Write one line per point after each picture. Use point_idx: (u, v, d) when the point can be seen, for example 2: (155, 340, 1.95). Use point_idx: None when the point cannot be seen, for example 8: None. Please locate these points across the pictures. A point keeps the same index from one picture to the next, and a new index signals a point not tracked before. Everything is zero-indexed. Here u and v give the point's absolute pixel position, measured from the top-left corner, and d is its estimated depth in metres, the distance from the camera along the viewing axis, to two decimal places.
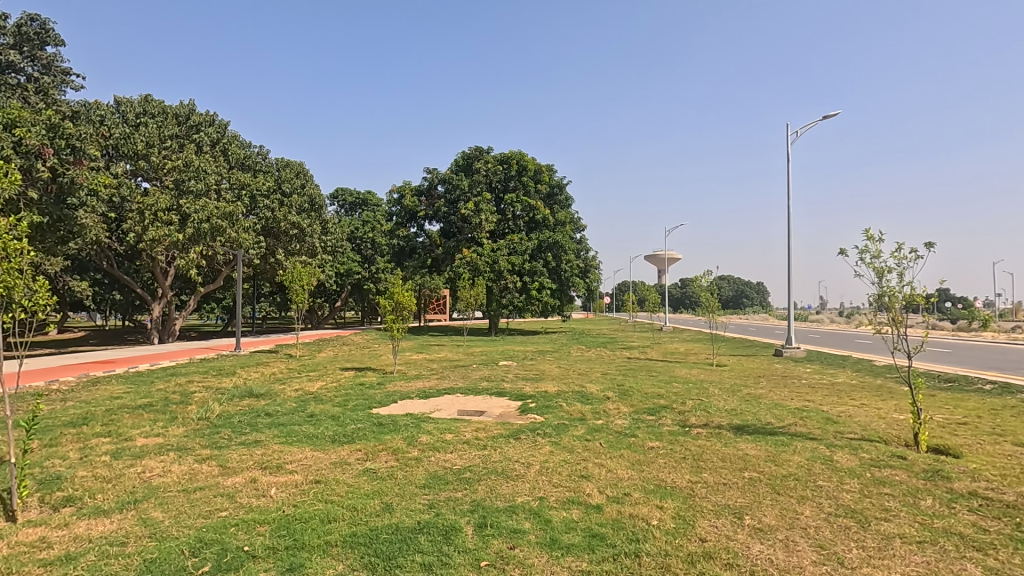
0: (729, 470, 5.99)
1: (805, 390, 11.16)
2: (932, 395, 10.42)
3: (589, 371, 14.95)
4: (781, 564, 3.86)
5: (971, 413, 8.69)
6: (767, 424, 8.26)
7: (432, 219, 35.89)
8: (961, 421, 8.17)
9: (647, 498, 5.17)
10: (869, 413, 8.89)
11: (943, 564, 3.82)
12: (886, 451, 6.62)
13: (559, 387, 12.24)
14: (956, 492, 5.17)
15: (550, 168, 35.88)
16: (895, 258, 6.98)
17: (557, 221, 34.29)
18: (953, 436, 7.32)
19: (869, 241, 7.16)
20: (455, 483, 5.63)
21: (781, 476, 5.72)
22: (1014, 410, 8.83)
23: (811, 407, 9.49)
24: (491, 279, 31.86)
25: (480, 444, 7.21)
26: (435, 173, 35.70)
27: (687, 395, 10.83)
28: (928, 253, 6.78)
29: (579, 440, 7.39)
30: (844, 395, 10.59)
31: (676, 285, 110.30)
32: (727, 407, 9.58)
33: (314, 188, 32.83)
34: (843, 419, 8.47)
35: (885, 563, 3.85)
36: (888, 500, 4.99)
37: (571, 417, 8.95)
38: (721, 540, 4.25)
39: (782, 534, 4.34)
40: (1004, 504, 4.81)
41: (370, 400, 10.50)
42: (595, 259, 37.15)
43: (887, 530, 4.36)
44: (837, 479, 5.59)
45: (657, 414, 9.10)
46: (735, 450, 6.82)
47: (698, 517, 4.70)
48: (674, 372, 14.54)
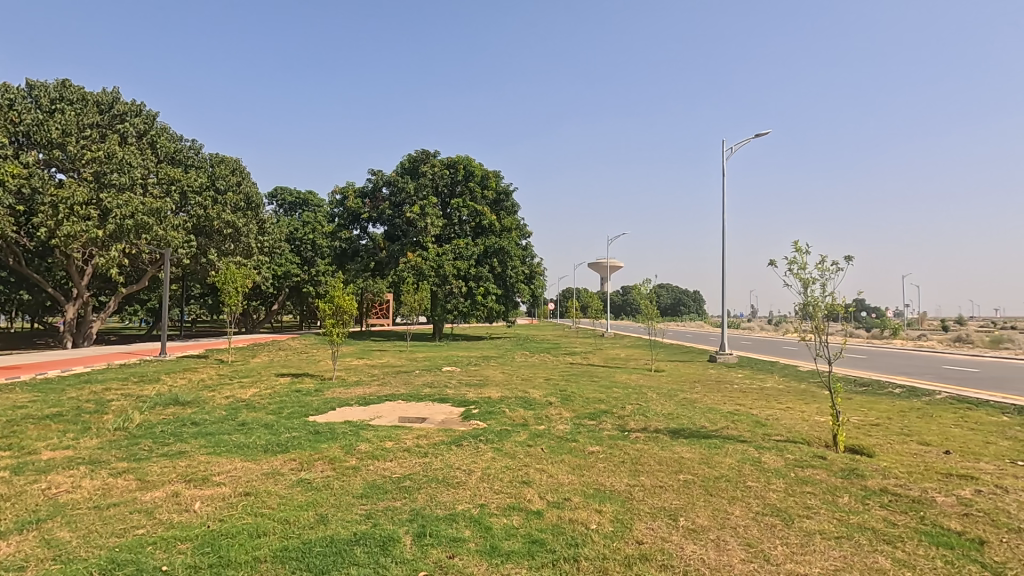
0: (665, 472, 6.19)
1: (737, 395, 11.73)
2: (849, 399, 11.19)
3: (535, 377, 14.97)
4: (712, 564, 4.00)
5: (883, 415, 9.40)
6: (701, 427, 8.61)
7: (376, 222, 35.30)
8: (874, 423, 8.81)
9: (586, 502, 5.24)
10: (794, 416, 9.42)
11: (857, 557, 4.06)
12: (809, 451, 7.02)
13: (502, 392, 12.25)
14: (870, 488, 5.54)
15: (498, 174, 36.17)
16: (819, 269, 7.44)
17: (502, 227, 34.50)
18: (867, 436, 7.89)
19: (797, 253, 7.60)
20: (394, 491, 5.51)
21: (714, 478, 5.95)
22: (919, 412, 9.61)
23: (741, 410, 9.97)
24: (436, 283, 31.57)
25: (421, 451, 7.09)
26: (381, 175, 35.18)
27: (627, 400, 11.11)
28: (848, 265, 7.28)
29: (521, 446, 7.41)
30: (772, 399, 11.20)
31: (617, 294, 113.49)
32: (664, 411, 9.89)
33: (251, 186, 31.44)
34: (770, 422, 8.94)
35: (807, 558, 4.07)
36: (810, 498, 5.29)
37: (514, 423, 8.98)
38: (656, 542, 4.35)
39: (713, 534, 4.50)
40: (910, 499, 5.21)
41: (307, 408, 10.12)
42: (541, 266, 37.32)
43: (809, 526, 4.62)
44: (764, 479, 5.88)
45: (598, 418, 9.28)
46: (671, 452, 7.05)
47: (634, 519, 4.81)
48: (615, 378, 14.83)
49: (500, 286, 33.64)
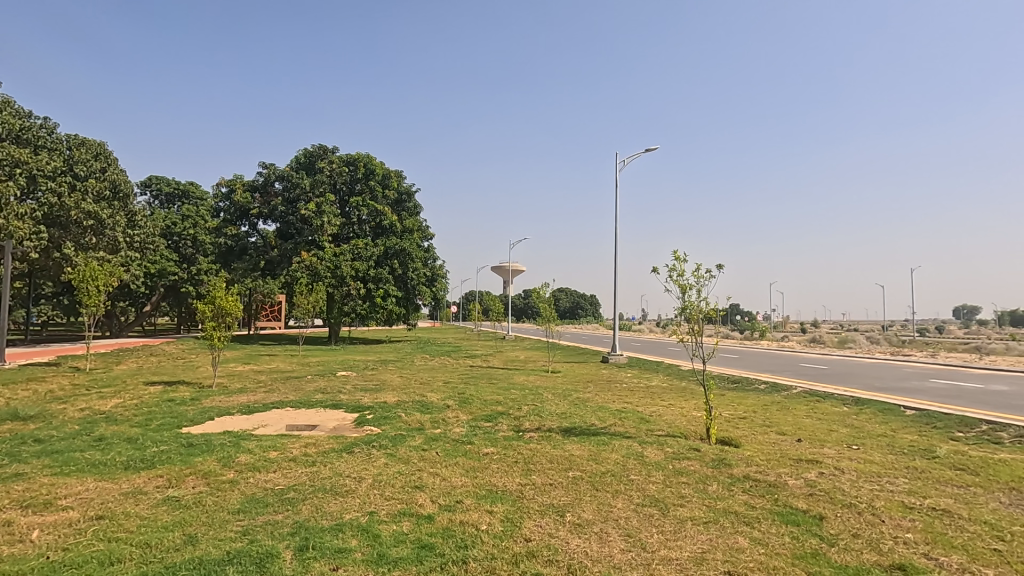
0: (555, 470, 6.40)
1: (625, 393, 12.41)
2: (721, 394, 12.29)
3: (433, 381, 14.79)
4: (594, 555, 4.19)
5: (749, 409, 10.42)
6: (591, 425, 9.01)
7: (267, 218, 33.19)
8: (742, 416, 9.74)
9: (478, 504, 5.27)
10: (674, 411, 10.17)
11: (721, 539, 4.46)
12: (685, 444, 7.60)
13: (399, 396, 12.02)
14: (735, 476, 6.10)
15: (400, 174, 35.50)
16: (695, 276, 8.12)
17: (404, 228, 33.86)
18: (735, 428, 8.71)
19: (676, 261, 8.22)
20: (276, 504, 5.20)
21: (600, 473, 6.26)
22: (779, 405, 10.78)
23: (628, 408, 10.56)
24: (332, 284, 30.26)
25: (308, 460, 6.74)
26: (273, 169, 33.13)
27: (523, 401, 11.35)
28: (719, 273, 8.02)
29: (416, 450, 7.31)
30: (656, 397, 11.99)
31: (519, 297, 115.71)
32: (558, 411, 10.23)
33: (118, 173, 28.23)
34: (653, 418, 9.57)
35: (678, 543, 4.40)
36: (684, 488, 5.72)
37: (410, 427, 8.84)
38: (544, 539, 4.48)
39: (597, 527, 4.72)
40: (768, 483, 5.81)
41: (180, 419, 9.24)
42: (443, 268, 37.05)
43: (682, 514, 4.99)
44: (645, 472, 6.28)
45: (494, 420, 9.38)
46: (562, 451, 7.30)
47: (524, 517, 4.92)
48: (512, 379, 15.05)
49: (400, 288, 32.92)
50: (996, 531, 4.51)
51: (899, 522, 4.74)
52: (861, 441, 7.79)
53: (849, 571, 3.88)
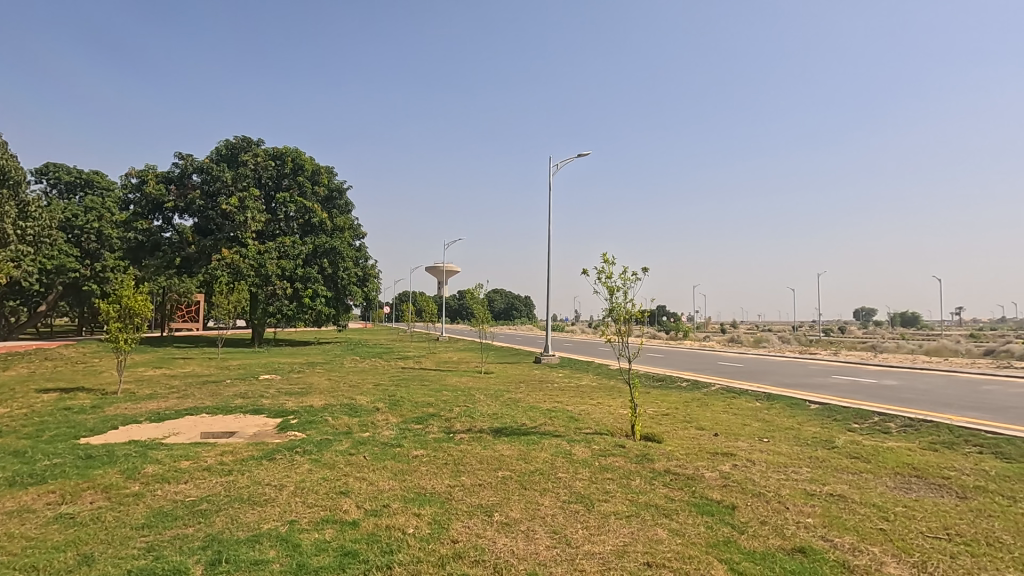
0: (484, 470, 6.42)
1: (556, 393, 12.62)
2: (647, 392, 12.79)
3: (362, 383, 14.40)
4: (520, 553, 4.24)
5: (672, 405, 10.90)
6: (522, 425, 9.10)
7: (183, 212, 31.13)
8: (665, 412, 10.19)
9: (405, 507, 5.19)
10: (602, 409, 10.48)
11: (642, 532, 4.63)
12: (611, 441, 7.85)
13: (326, 400, 11.62)
14: (657, 470, 6.36)
15: (330, 170, 34.35)
16: (622, 279, 8.41)
17: (334, 226, 32.78)
18: (658, 425, 9.09)
19: (605, 264, 8.48)
20: (187, 516, 4.88)
21: (528, 472, 6.34)
22: (699, 402, 11.35)
23: (558, 407, 10.76)
24: (256, 284, 28.83)
25: (225, 469, 6.38)
26: (190, 160, 31.11)
27: (454, 403, 11.29)
28: (644, 275, 8.35)
29: (342, 455, 7.10)
30: (585, 395, 12.29)
31: (454, 298, 115.01)
32: (489, 411, 10.27)
33: (8, 160, 25.52)
34: (582, 416, 9.81)
35: (601, 538, 4.52)
36: (609, 484, 5.91)
37: (336, 431, 8.57)
38: (471, 539, 4.48)
39: (524, 525, 4.77)
40: (686, 476, 6.10)
41: (78, 429, 8.47)
42: (376, 268, 36.19)
43: (606, 509, 5.15)
44: (572, 470, 6.42)
45: (425, 422, 9.27)
46: (493, 451, 7.33)
47: (452, 519, 4.90)
48: (445, 381, 14.92)
49: (330, 288, 31.84)
50: (883, 513, 4.97)
51: (800, 508, 5.13)
52: (770, 434, 8.35)
53: (756, 555, 4.14)
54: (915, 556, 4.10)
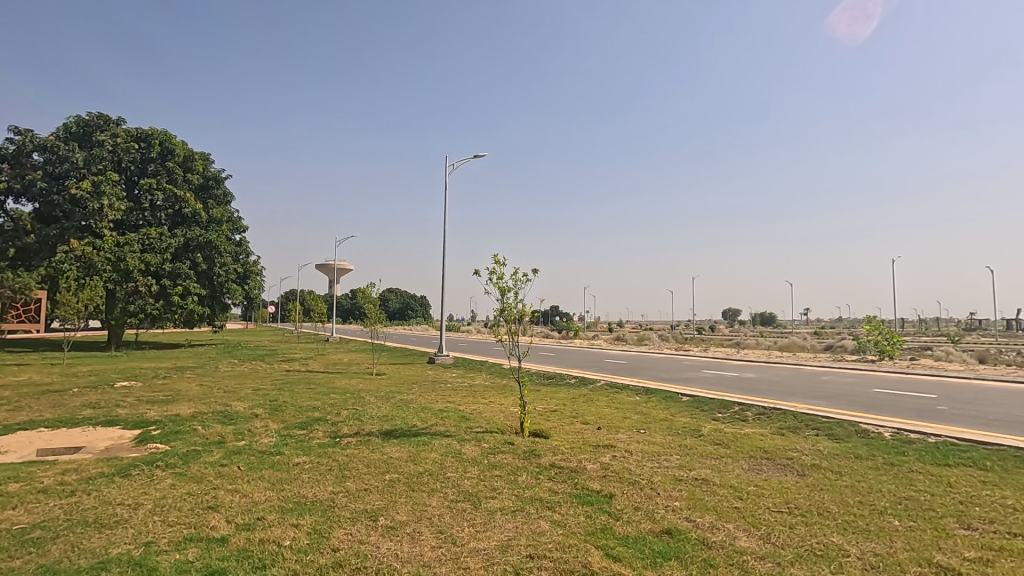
0: (371, 474, 6.24)
1: (449, 393, 12.60)
2: (537, 390, 13.17)
3: (239, 388, 13.32)
4: (404, 556, 4.18)
5: (561, 402, 11.33)
6: (412, 426, 8.96)
7: (20, 196, 26.91)
8: (553, 409, 10.56)
9: (283, 518, 4.90)
10: (494, 408, 10.62)
11: (526, 526, 4.77)
12: (501, 439, 7.99)
13: (197, 407, 10.64)
14: (543, 465, 6.59)
15: (205, 156, 31.49)
16: (513, 280, 8.65)
17: (210, 218, 30.09)
18: (547, 421, 9.40)
19: (496, 265, 8.67)
20: (14, 548, 4.23)
21: (417, 474, 6.26)
22: (585, 398, 11.92)
23: (450, 407, 10.74)
24: (113, 280, 25.59)
25: (67, 490, 5.61)
26: (30, 136, 26.97)
27: (342, 406, 10.86)
28: (534, 276, 8.66)
29: (213, 466, 6.54)
30: (478, 395, 12.39)
31: (346, 297, 110.43)
32: (379, 414, 9.99)
33: None
34: (474, 415, 9.88)
35: (486, 535, 4.59)
36: (497, 481, 6.00)
37: (207, 441, 7.88)
38: (352, 546, 4.34)
39: (409, 528, 4.71)
40: (570, 469, 6.37)
41: None
42: (258, 264, 33.76)
43: (492, 506, 5.23)
44: (461, 469, 6.44)
45: (309, 428, 8.81)
46: (380, 454, 7.14)
47: (334, 527, 4.71)
48: (333, 383, 14.29)
49: (204, 286, 29.19)
50: (737, 493, 5.55)
51: (669, 493, 5.58)
52: (648, 425, 8.97)
53: (629, 540, 4.43)
54: (762, 529, 4.62)
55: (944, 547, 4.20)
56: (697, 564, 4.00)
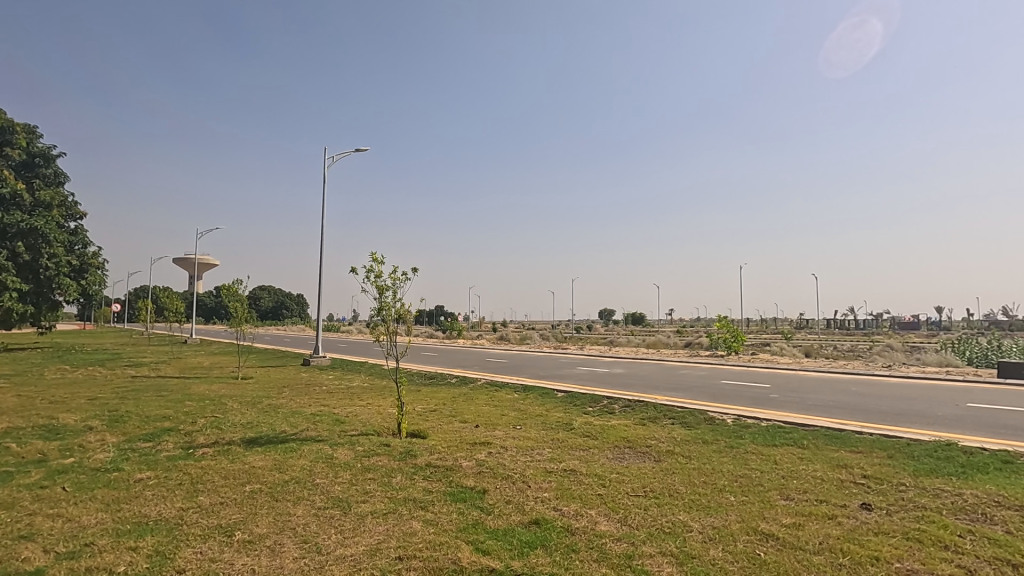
0: (229, 486, 5.75)
1: (323, 396, 12.02)
2: (417, 390, 13.03)
3: (70, 398, 11.56)
4: (262, 571, 3.90)
5: (441, 401, 11.31)
6: (280, 432, 8.42)
7: None
8: (433, 408, 10.51)
9: (118, 542, 4.35)
10: (371, 410, 10.33)
11: (398, 528, 4.69)
12: (376, 441, 7.79)
13: (11, 422, 9.07)
14: (418, 465, 6.52)
15: (30, 130, 27.00)
16: (391, 278, 8.52)
17: (35, 201, 25.81)
18: (425, 421, 9.33)
19: (375, 263, 8.51)
20: None
21: (282, 483, 5.89)
22: (465, 396, 12.01)
23: (323, 411, 10.25)
24: None
25: None
26: None
27: (200, 413, 9.90)
28: (413, 276, 8.61)
29: (30, 490, 5.62)
30: (354, 397, 11.95)
31: (209, 295, 100.65)
32: (243, 420, 9.26)
33: None
34: (348, 418, 9.52)
35: (354, 540, 4.45)
36: (370, 484, 5.84)
37: (24, 460, 6.75)
38: (202, 566, 3.97)
39: (270, 540, 4.42)
40: (446, 468, 6.39)
41: None
42: (98, 257, 29.56)
43: (363, 510, 5.08)
44: (332, 474, 6.18)
45: (157, 439, 7.91)
46: (241, 464, 6.62)
47: (180, 547, 4.27)
48: (189, 389, 12.97)
49: (26, 280, 24.92)
50: (601, 481, 5.93)
51: (540, 484, 5.80)
52: (524, 421, 9.28)
53: (498, 533, 4.54)
54: (620, 513, 4.98)
55: (767, 516, 4.84)
56: (561, 550, 4.21)
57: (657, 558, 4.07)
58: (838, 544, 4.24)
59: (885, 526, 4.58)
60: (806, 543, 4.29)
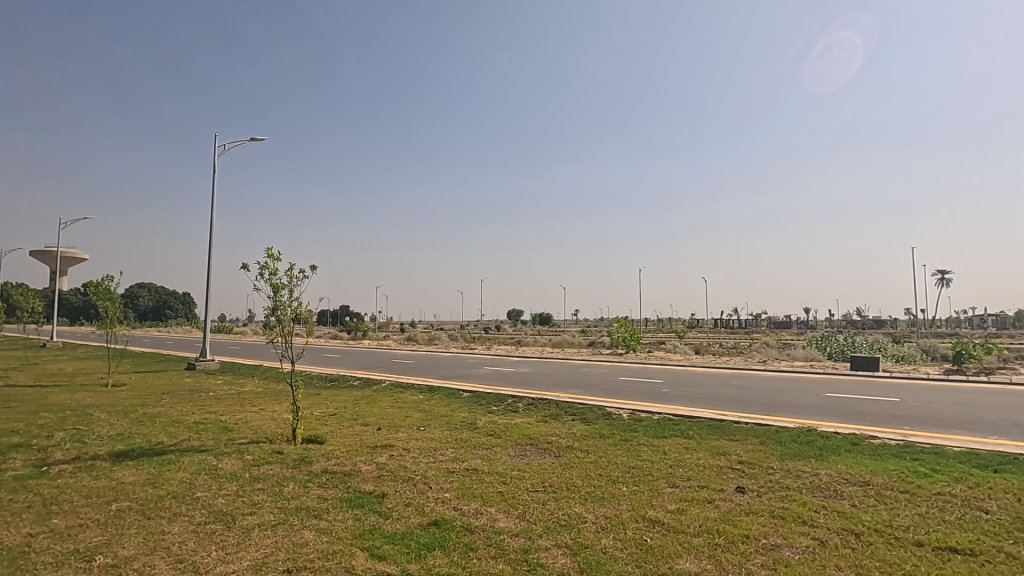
0: (91, 506, 5.14)
1: (209, 403, 11.11)
2: (316, 393, 12.43)
3: None
4: None
5: (341, 405, 10.88)
6: (156, 444, 7.67)
7: None
8: (332, 412, 10.08)
9: None
10: (263, 416, 9.70)
11: (287, 538, 4.45)
12: (268, 449, 7.34)
13: None
14: (313, 472, 6.23)
15: None
16: (288, 276, 8.10)
17: None
18: (323, 425, 8.94)
19: (269, 259, 8.04)
20: None
21: (156, 498, 5.36)
22: (368, 399, 11.65)
23: (208, 418, 9.47)
24: None
25: None
26: None
27: (57, 426, 8.76)
28: (312, 274, 8.24)
29: None
30: (245, 403, 11.17)
31: (74, 293, 89.53)
32: (111, 432, 8.32)
33: None
34: (237, 426, 8.88)
35: (238, 555, 4.15)
36: (258, 495, 5.49)
37: None
38: None
39: (138, 563, 4.01)
40: (343, 473, 6.15)
41: None
42: None
43: (249, 523, 4.76)
44: (215, 486, 5.72)
45: (1, 457, 6.89)
46: (107, 480, 5.94)
47: None
48: (45, 399, 11.44)
49: None
50: (502, 478, 6.00)
51: (441, 485, 5.76)
52: (428, 422, 9.17)
53: (396, 537, 4.44)
54: (519, 509, 5.07)
55: (655, 503, 5.15)
56: (459, 550, 4.20)
57: (553, 550, 4.19)
58: (715, 526, 4.61)
59: (755, 506, 5.04)
60: (688, 527, 4.61)
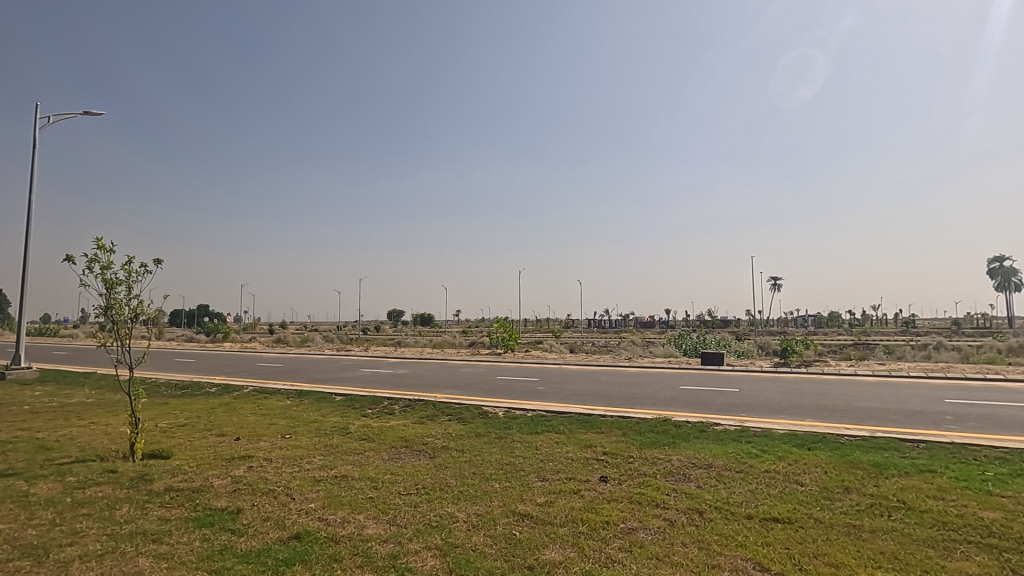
0: None
1: (21, 418, 9.43)
2: (163, 403, 11.10)
3: None
4: None
5: (193, 414, 9.82)
6: None
7: None
8: (181, 423, 9.06)
9: None
10: (94, 431, 8.44)
11: (116, 569, 3.90)
12: (99, 468, 6.41)
13: None
14: (154, 491, 5.54)
15: None
16: (125, 271, 7.15)
17: None
18: (170, 438, 8.00)
19: (101, 251, 7.04)
20: None
21: None
22: (227, 407, 10.65)
23: (20, 437, 8.03)
24: None
25: None
26: None
27: None
28: (155, 268, 7.35)
29: None
30: (71, 416, 9.65)
31: None
32: None
33: None
34: (59, 444, 7.64)
35: None
36: (81, 522, 4.75)
37: None
38: None
39: None
40: (191, 490, 5.55)
41: None
42: None
43: (67, 555, 4.10)
44: (24, 516, 4.86)
45: None
46: None
47: None
48: None
49: None
50: (372, 483, 5.80)
51: (305, 495, 5.42)
52: (294, 429, 8.59)
53: (250, 555, 4.09)
54: (389, 513, 4.93)
55: (524, 497, 5.30)
56: (321, 563, 3.98)
57: (422, 553, 4.13)
58: (580, 515, 4.85)
59: (615, 493, 5.40)
60: (554, 518, 4.79)
